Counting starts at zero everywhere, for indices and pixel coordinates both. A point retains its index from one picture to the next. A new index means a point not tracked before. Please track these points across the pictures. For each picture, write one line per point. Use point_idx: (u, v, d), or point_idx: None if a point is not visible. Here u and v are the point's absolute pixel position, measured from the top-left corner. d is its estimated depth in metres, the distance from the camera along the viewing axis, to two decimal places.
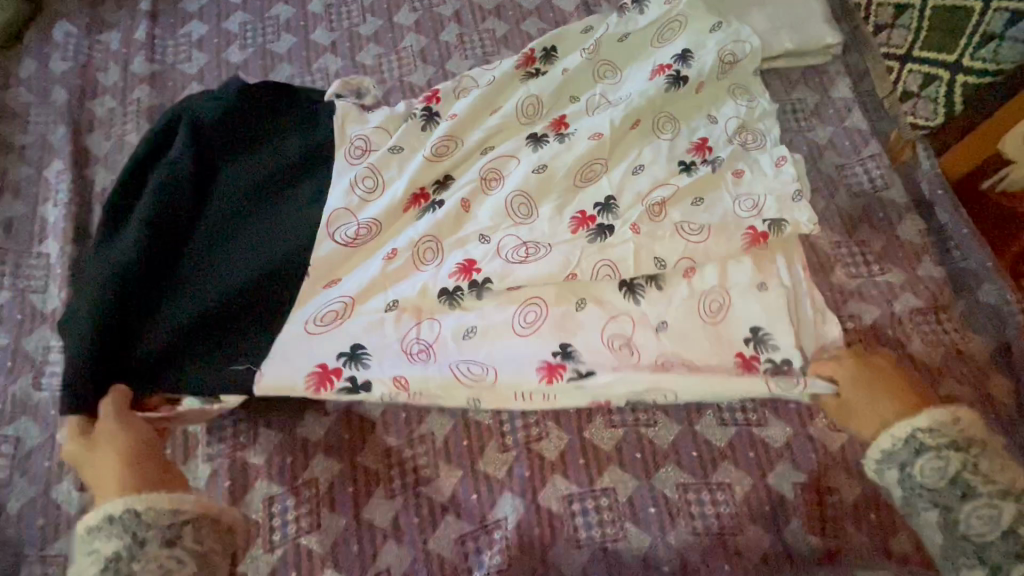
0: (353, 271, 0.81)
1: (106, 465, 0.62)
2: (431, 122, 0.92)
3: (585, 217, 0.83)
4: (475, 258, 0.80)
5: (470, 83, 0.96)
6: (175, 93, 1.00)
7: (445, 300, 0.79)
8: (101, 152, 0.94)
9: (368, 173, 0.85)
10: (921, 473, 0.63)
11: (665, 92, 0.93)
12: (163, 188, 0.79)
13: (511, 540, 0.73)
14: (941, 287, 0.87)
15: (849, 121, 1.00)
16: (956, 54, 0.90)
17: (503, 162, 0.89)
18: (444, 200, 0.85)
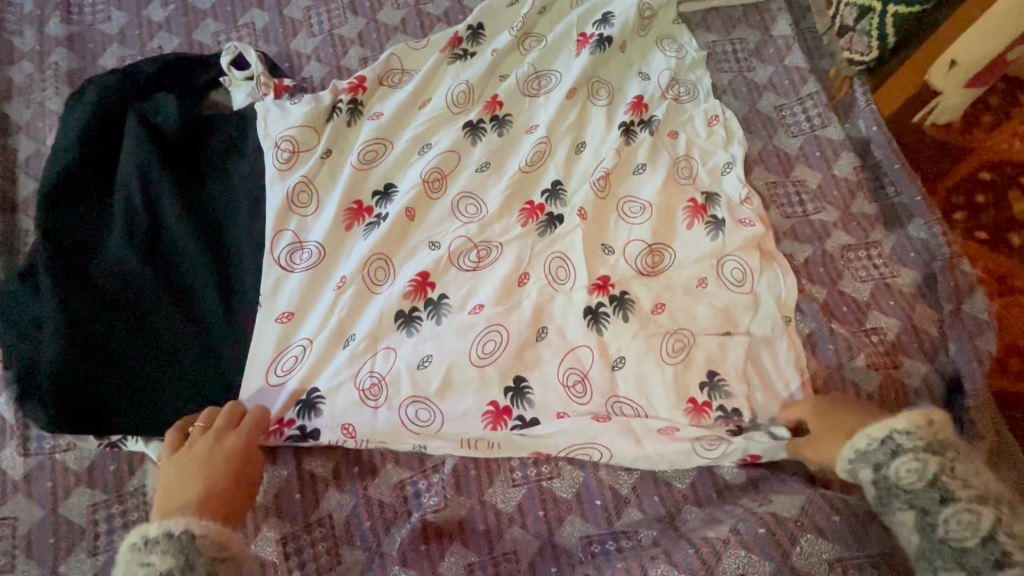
0: (308, 301, 0.80)
1: (198, 476, 0.65)
2: (356, 116, 0.91)
3: (533, 208, 0.87)
4: (428, 272, 0.81)
5: (395, 65, 0.96)
6: (95, 55, 0.97)
7: (401, 324, 0.79)
8: (22, 121, 0.92)
9: (302, 187, 0.85)
10: (896, 473, 0.64)
11: (593, 58, 0.95)
12: (122, 221, 0.80)
13: (448, 482, 0.77)
14: (873, 222, 0.93)
15: (789, 60, 1.02)
16: None
17: (445, 160, 0.88)
18: (387, 211, 0.85)
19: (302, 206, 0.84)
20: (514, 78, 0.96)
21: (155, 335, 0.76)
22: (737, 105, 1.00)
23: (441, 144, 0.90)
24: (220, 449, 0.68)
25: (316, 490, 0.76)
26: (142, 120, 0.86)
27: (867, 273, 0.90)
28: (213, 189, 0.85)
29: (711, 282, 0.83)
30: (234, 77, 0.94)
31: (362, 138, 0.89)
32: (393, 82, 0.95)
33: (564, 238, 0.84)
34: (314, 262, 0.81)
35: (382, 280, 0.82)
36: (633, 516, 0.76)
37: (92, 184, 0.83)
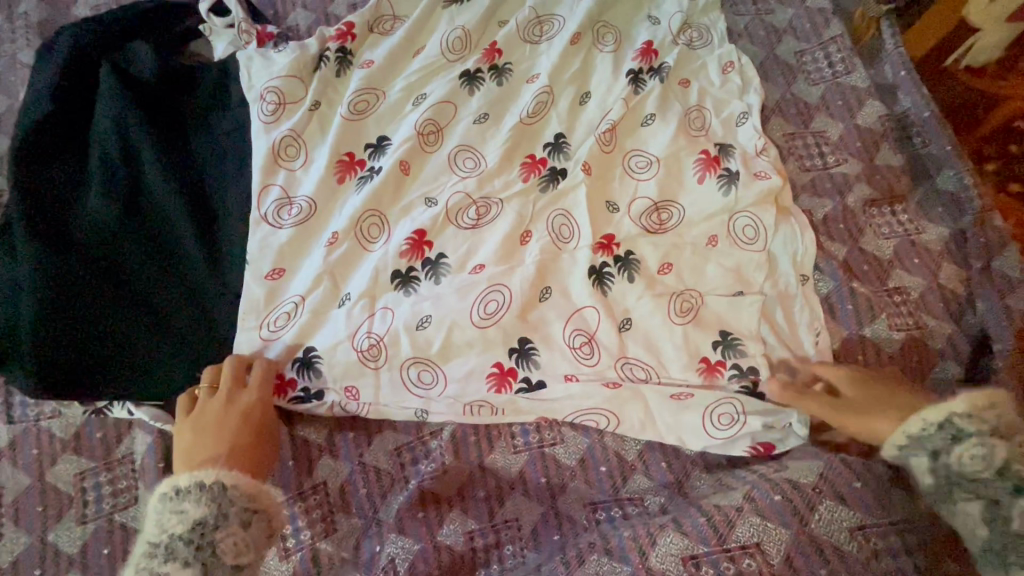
0: (299, 260, 0.76)
1: (217, 432, 0.63)
2: (345, 65, 0.86)
3: (534, 161, 0.82)
4: (424, 228, 0.76)
5: (386, 10, 0.90)
6: (67, 4, 0.91)
7: (398, 284, 0.74)
8: None
9: (289, 139, 0.80)
10: (958, 459, 0.59)
11: (599, 1, 0.89)
12: (101, 178, 0.76)
13: (447, 449, 0.74)
14: (898, 175, 0.87)
15: (811, 1, 0.95)
16: None
17: (441, 110, 0.83)
18: (380, 164, 0.80)
19: (290, 159, 0.80)
20: (514, 23, 0.89)
21: (140, 297, 0.72)
22: (754, 50, 0.93)
23: (436, 93, 0.84)
24: (234, 406, 0.65)
25: (311, 457, 0.74)
26: (118, 70, 0.81)
27: (891, 228, 0.84)
28: (196, 142, 0.80)
29: (724, 240, 0.78)
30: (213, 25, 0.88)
31: (351, 88, 0.83)
32: (384, 28, 0.89)
33: (567, 192, 0.79)
34: (304, 219, 0.77)
35: (376, 237, 0.77)
36: (640, 482, 0.73)
37: (67, 137, 0.79)
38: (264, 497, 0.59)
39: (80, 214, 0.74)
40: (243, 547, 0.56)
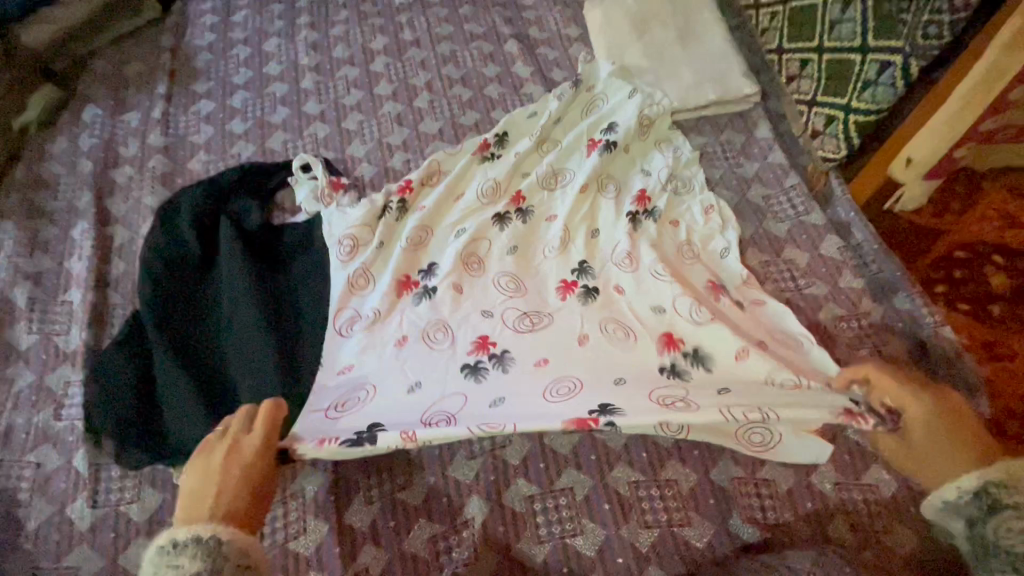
0: (370, 359, 0.89)
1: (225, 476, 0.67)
2: (403, 212, 1.07)
3: (567, 284, 0.98)
4: (486, 334, 0.90)
5: (435, 167, 1.13)
6: (185, 161, 1.16)
7: (467, 374, 0.87)
8: (120, 213, 1.09)
9: (361, 272, 0.98)
10: (998, 530, 0.59)
11: (603, 161, 1.10)
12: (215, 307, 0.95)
13: (478, 537, 0.82)
14: (860, 295, 1.03)
15: (772, 158, 1.18)
16: (846, 98, 1.05)
17: (478, 245, 1.03)
18: (435, 286, 0.97)
19: (361, 289, 0.97)
20: (534, 177, 1.11)
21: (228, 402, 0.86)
22: (729, 195, 1.15)
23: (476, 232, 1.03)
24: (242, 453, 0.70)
25: (354, 544, 0.81)
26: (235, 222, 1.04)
27: (860, 341, 0.98)
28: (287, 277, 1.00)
29: None
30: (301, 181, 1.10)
31: (407, 227, 1.03)
32: (432, 182, 1.12)
33: (604, 305, 0.95)
34: (371, 327, 0.93)
35: (437, 341, 0.91)
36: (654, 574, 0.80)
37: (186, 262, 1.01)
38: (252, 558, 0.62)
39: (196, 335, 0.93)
40: None
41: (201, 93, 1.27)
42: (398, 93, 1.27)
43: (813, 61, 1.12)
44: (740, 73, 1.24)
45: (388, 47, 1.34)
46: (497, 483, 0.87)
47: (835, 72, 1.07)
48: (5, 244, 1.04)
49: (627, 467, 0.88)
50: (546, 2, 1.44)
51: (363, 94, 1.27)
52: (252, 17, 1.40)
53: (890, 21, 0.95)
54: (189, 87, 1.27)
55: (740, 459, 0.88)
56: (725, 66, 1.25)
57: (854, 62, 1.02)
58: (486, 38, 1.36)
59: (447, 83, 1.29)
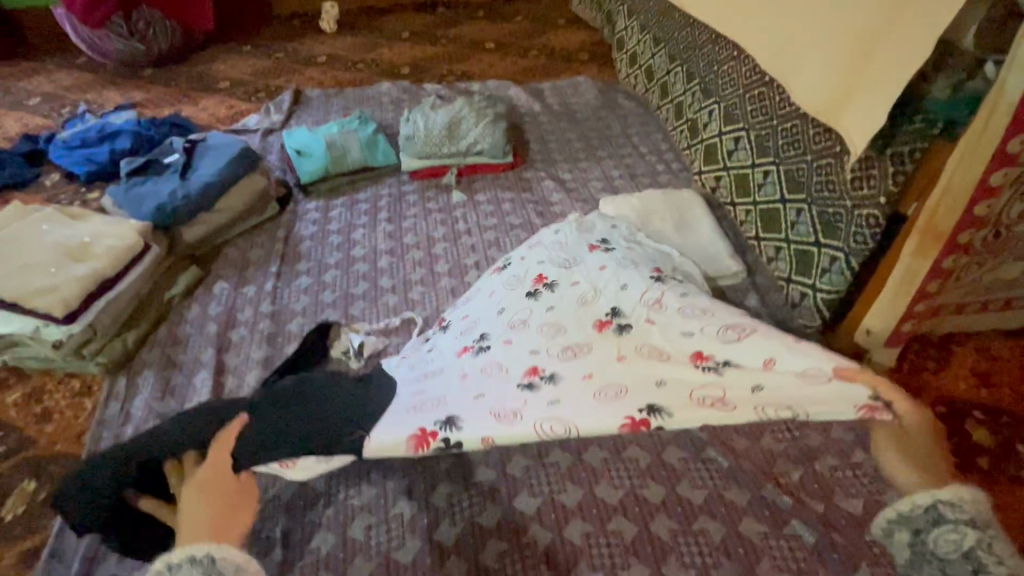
0: (429, 377, 0.99)
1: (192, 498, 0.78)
2: (480, 347, 1.04)
3: (634, 421, 0.80)
4: (472, 339, 1.07)
5: (476, 325, 1.12)
6: (285, 324, 1.48)
7: (476, 350, 1.03)
8: (232, 365, 1.38)
9: (420, 395, 0.93)
10: (936, 540, 0.72)
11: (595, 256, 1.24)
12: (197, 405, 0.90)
13: None
14: (851, 446, 1.18)
15: (761, 323, 1.41)
16: (812, 281, 1.30)
17: (523, 315, 1.08)
18: (489, 344, 1.03)
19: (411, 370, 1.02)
20: (551, 264, 1.18)
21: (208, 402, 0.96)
22: None
23: (514, 282, 1.19)
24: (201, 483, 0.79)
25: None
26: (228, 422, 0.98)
27: (857, 489, 1.11)
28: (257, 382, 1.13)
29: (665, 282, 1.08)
30: (361, 360, 1.37)
31: (435, 413, 0.87)
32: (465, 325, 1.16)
33: (639, 338, 0.96)
34: (424, 400, 0.91)
35: (487, 368, 0.97)
36: None
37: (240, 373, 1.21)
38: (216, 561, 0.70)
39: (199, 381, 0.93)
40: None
41: (303, 271, 1.64)
42: (452, 270, 1.61)
43: (784, 249, 1.40)
44: (727, 254, 1.52)
45: (446, 235, 1.73)
46: None
47: (800, 259, 1.34)
48: (144, 390, 1.33)
49: None
50: (569, 199, 1.84)
51: (425, 271, 1.61)
52: (344, 213, 1.84)
53: (832, 227, 1.24)
54: (294, 267, 1.65)
55: None
56: (715, 249, 1.53)
57: (813, 254, 1.30)
58: (522, 227, 1.74)
59: (491, 262, 1.63)
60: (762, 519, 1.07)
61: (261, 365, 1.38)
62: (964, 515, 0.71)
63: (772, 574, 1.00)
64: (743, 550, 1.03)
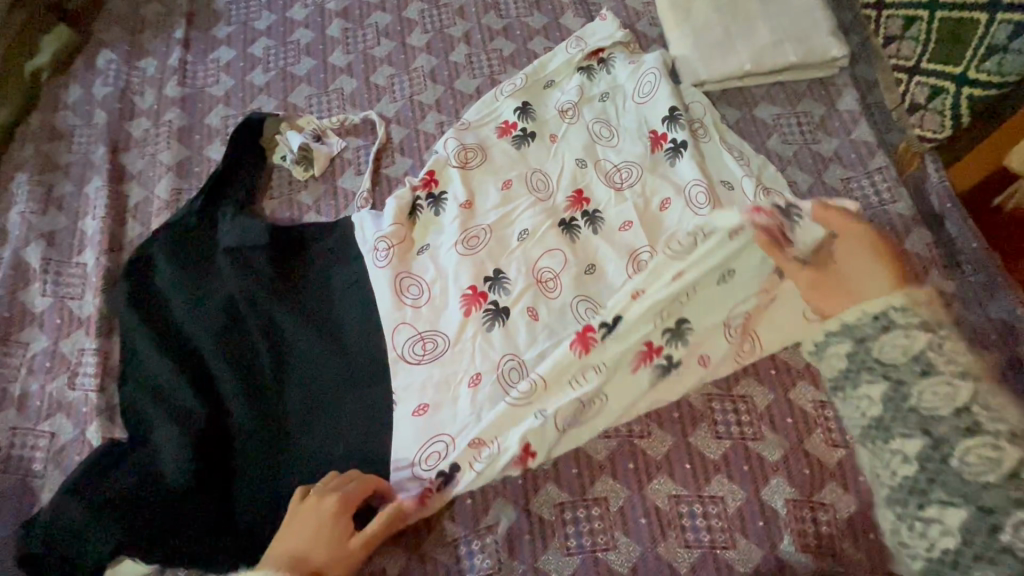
0: (437, 312, 0.87)
1: (294, 525, 0.68)
2: (495, 318, 0.86)
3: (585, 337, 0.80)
4: (483, 288, 0.88)
5: (489, 244, 0.91)
6: (202, 114, 1.08)
7: (487, 316, 0.86)
8: (136, 170, 1.03)
9: (431, 334, 0.86)
10: (881, 347, 0.61)
11: (666, 164, 0.97)
12: (210, 320, 0.85)
13: (501, 544, 0.76)
14: (949, 299, 0.90)
15: (856, 133, 1.03)
16: (961, 67, 0.91)
17: (550, 256, 0.90)
18: (506, 307, 0.86)
19: (408, 295, 0.89)
20: (599, 178, 0.97)
21: (191, 320, 0.86)
22: (802, 176, 1.01)
23: (534, 231, 0.92)
24: (319, 511, 0.69)
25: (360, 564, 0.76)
26: (176, 361, 0.83)
27: None
28: (207, 283, 0.89)
29: None
30: (310, 174, 1.02)
31: (464, 368, 0.83)
32: (471, 244, 0.91)
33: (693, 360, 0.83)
34: (444, 357, 0.84)
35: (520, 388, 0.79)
36: None
37: (186, 263, 0.91)
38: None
39: (208, 290, 0.88)
40: None
41: (222, 39, 1.16)
42: (432, 45, 1.14)
43: (920, 19, 0.96)
44: (826, 30, 1.06)
45: None
46: (527, 482, 0.80)
47: (947, 34, 0.92)
48: (18, 200, 0.99)
49: (671, 480, 0.80)
50: None
51: (395, 45, 1.15)
52: None
53: None
54: (208, 32, 1.17)
55: (797, 480, 0.80)
56: (811, 20, 1.06)
57: (975, 24, 0.88)
58: None
59: (487, 35, 1.15)
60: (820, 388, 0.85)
61: (173, 170, 1.02)
62: (1001, 426, 0.55)
63: (826, 449, 0.81)
64: (791, 422, 0.83)
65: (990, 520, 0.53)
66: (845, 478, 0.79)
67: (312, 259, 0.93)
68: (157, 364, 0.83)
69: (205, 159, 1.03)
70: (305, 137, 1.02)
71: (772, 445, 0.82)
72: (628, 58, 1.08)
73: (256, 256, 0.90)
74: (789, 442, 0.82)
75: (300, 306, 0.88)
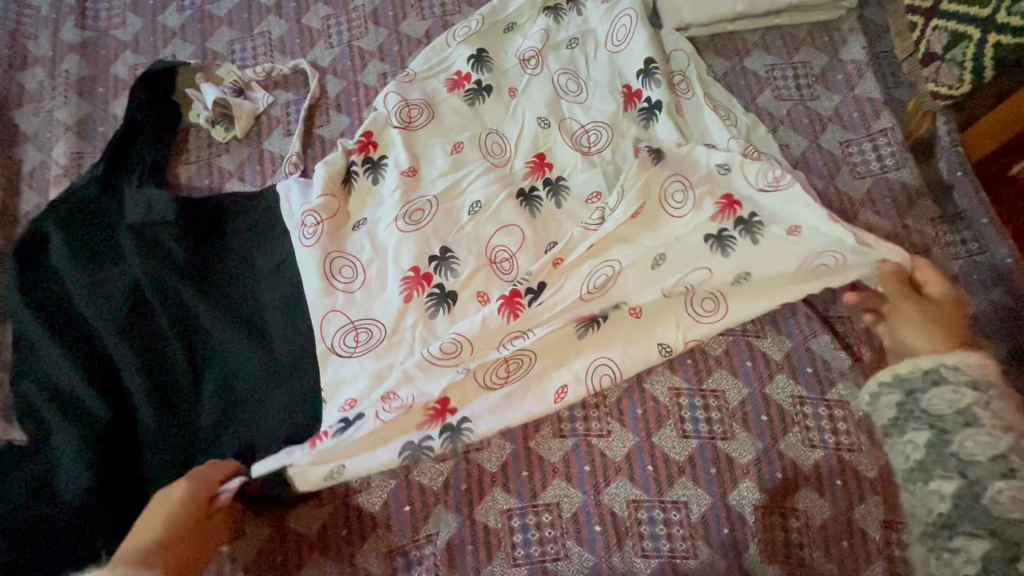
0: (373, 297, 0.77)
1: (143, 527, 0.61)
2: (442, 304, 0.76)
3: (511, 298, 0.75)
4: (426, 269, 0.77)
5: (434, 215, 0.80)
6: (107, 63, 0.93)
7: (431, 303, 0.76)
8: (31, 130, 0.89)
9: (365, 321, 0.76)
10: (930, 400, 0.57)
11: (644, 126, 0.84)
12: (113, 314, 0.74)
13: (440, 555, 0.70)
14: (950, 282, 0.80)
15: (860, 88, 0.90)
16: (990, 8, 0.76)
17: (506, 233, 0.79)
18: (452, 292, 0.76)
19: (341, 278, 0.78)
20: (564, 141, 0.84)
21: (92, 313, 0.75)
22: (796, 138, 0.88)
23: (487, 204, 0.81)
24: (166, 505, 0.62)
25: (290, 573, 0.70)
26: (77, 362, 0.72)
27: None
28: (111, 271, 0.77)
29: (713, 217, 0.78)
30: (232, 136, 0.89)
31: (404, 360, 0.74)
32: (416, 218, 0.80)
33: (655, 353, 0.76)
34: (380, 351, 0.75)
35: (448, 351, 0.72)
36: None
37: (85, 244, 0.78)
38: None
39: (111, 277, 0.76)
40: None
41: None
42: None
43: None
44: None
45: None
46: (472, 488, 0.73)
47: None
48: None
49: (631, 485, 0.73)
50: None
51: None
52: None
53: None
54: None
55: (768, 484, 0.72)
56: None
57: None
58: None
59: None
60: (799, 381, 0.77)
61: (72, 130, 0.88)
62: None
63: (802, 450, 0.74)
64: (766, 420, 0.75)
65: (1013, 553, 0.49)
66: (821, 482, 0.72)
67: (237, 239, 0.81)
68: (55, 366, 0.72)
69: (111, 117, 0.89)
70: (224, 91, 0.89)
71: (744, 445, 0.74)
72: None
73: (168, 237, 0.78)
74: (762, 443, 0.74)
75: (223, 295, 0.77)
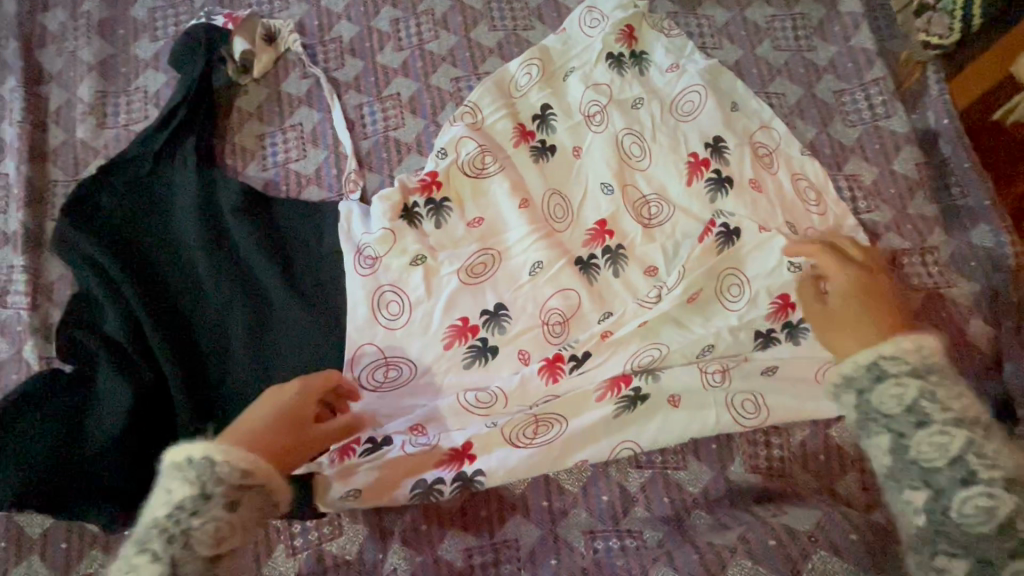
0: (411, 336, 0.77)
1: (250, 412, 0.60)
2: (480, 358, 0.77)
3: (553, 363, 0.77)
4: (469, 317, 0.78)
5: (483, 273, 0.80)
6: (127, 5, 0.95)
7: (471, 353, 0.77)
8: (55, 70, 0.92)
9: (393, 295, 0.78)
10: None
11: (709, 200, 0.84)
12: (147, 264, 0.77)
13: None
14: (931, 224, 0.86)
15: (855, 39, 0.93)
16: None
17: (563, 298, 0.79)
18: (495, 340, 0.78)
19: (388, 312, 0.77)
20: (637, 169, 0.86)
21: (122, 258, 0.77)
22: (793, 88, 0.92)
23: (546, 266, 0.80)
24: (278, 399, 0.61)
25: None
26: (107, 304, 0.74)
27: (920, 279, 0.83)
28: (145, 223, 0.80)
29: (760, 299, 0.79)
30: (249, 78, 0.92)
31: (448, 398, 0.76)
32: (472, 271, 0.80)
33: (693, 408, 0.76)
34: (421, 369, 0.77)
35: (483, 401, 0.75)
36: (639, 515, 0.75)
37: (135, 206, 0.80)
38: (257, 462, 0.51)
39: (143, 230, 0.79)
40: (224, 532, 0.49)
41: None
42: None
43: None
44: None
45: None
46: None
47: None
48: None
49: None
50: None
51: None
52: None
53: None
54: None
55: None
56: None
57: None
58: None
59: None
60: None
61: (96, 71, 0.91)
62: None
63: None
64: None
65: None
66: None
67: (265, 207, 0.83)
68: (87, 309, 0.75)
69: (133, 58, 0.92)
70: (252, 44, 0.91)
71: None
72: (666, 62, 0.91)
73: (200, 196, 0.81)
74: None
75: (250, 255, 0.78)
